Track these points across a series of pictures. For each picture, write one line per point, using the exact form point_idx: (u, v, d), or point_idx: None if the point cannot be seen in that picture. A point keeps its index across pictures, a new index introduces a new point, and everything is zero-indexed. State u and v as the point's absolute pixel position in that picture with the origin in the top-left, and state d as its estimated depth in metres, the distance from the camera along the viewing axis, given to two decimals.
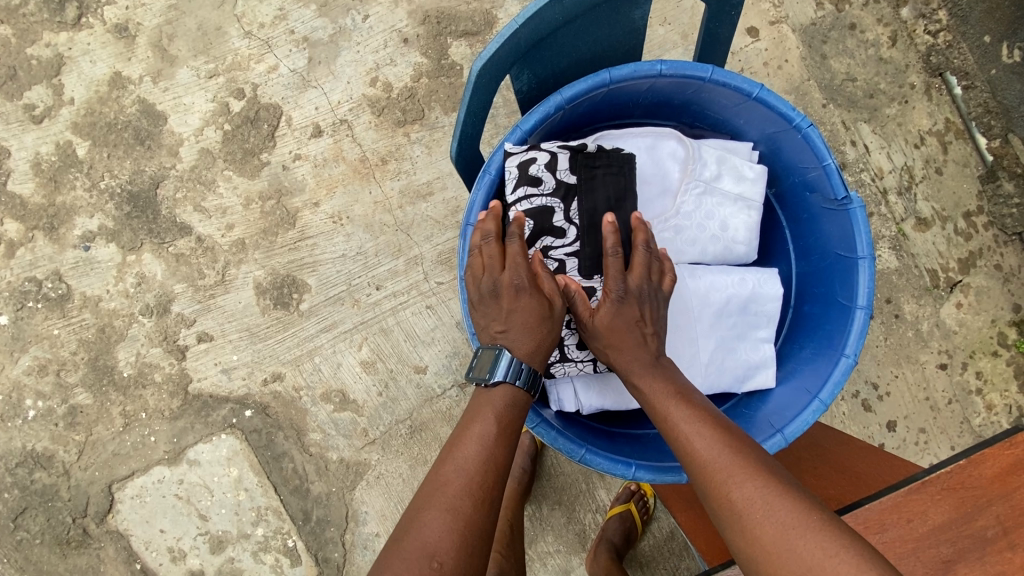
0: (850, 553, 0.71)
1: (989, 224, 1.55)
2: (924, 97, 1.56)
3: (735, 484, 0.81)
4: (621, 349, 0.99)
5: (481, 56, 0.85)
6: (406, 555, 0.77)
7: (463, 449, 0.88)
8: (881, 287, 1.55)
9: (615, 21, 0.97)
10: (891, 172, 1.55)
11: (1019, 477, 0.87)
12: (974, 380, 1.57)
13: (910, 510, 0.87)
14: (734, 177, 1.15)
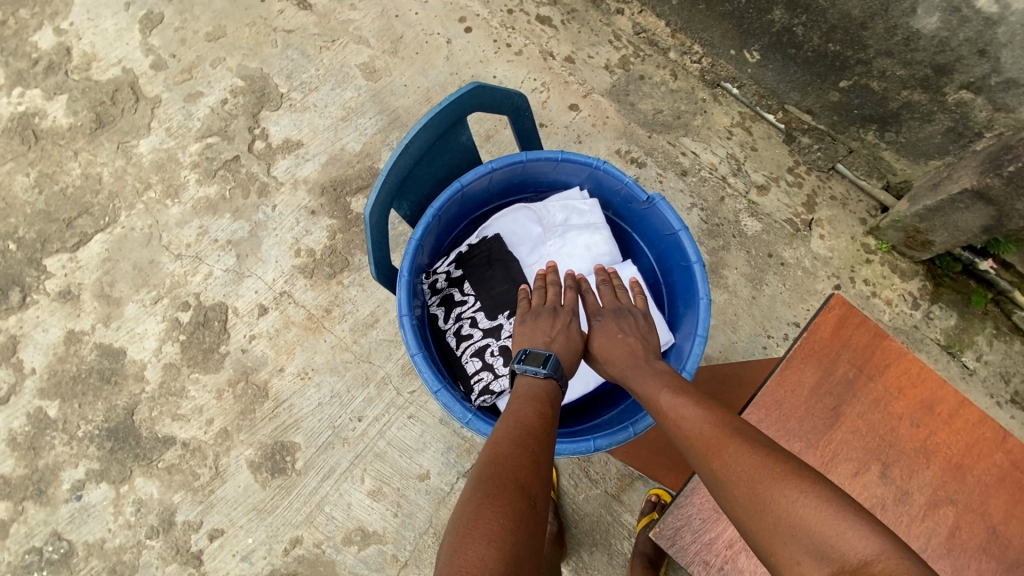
0: (813, 500, 0.78)
1: (809, 170, 1.94)
2: (716, 104, 2.02)
3: (719, 454, 0.90)
4: (619, 368, 1.18)
5: (368, 207, 1.11)
6: (503, 481, 0.88)
7: (524, 415, 1.04)
8: (759, 247, 1.88)
9: (450, 147, 1.26)
10: (720, 162, 1.96)
11: (849, 325, 0.95)
12: (865, 288, 1.87)
13: (790, 382, 0.93)
14: (578, 214, 1.41)
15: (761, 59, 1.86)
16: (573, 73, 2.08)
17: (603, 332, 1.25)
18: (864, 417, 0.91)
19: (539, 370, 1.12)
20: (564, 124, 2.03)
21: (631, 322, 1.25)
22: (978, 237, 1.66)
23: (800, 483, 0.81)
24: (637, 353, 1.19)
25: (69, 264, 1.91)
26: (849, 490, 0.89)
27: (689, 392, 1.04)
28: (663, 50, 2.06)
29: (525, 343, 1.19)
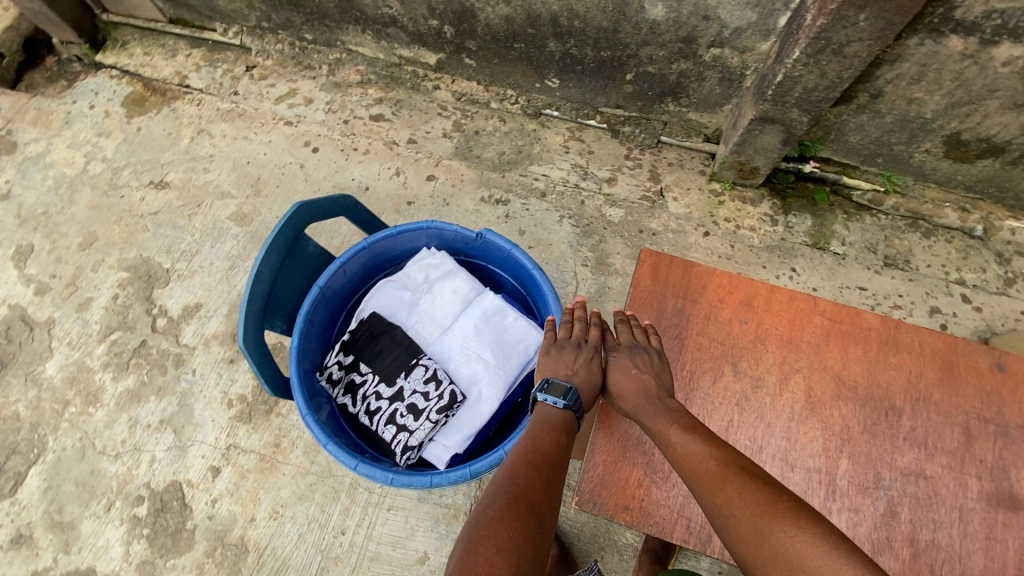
0: (812, 539, 0.81)
1: (642, 150, 2.26)
2: (546, 129, 2.32)
3: (724, 489, 0.90)
4: (631, 404, 1.06)
5: (240, 341, 1.17)
6: (518, 503, 0.95)
7: (543, 448, 1.08)
8: (631, 227, 2.16)
9: (299, 259, 1.36)
10: (569, 173, 2.25)
11: (662, 270, 1.14)
12: (728, 225, 2.15)
13: (640, 330, 1.11)
14: (432, 267, 1.48)
15: (559, 83, 2.20)
16: (420, 150, 2.32)
17: (617, 366, 1.12)
18: (703, 332, 1.09)
19: (558, 400, 1.16)
20: (428, 195, 2.24)
21: (648, 359, 1.06)
22: (784, 149, 1.92)
23: (800, 519, 0.84)
24: (653, 390, 1.04)
25: (11, 509, 1.87)
26: (714, 396, 1.05)
27: (700, 428, 0.99)
28: (485, 104, 2.36)
29: (547, 373, 1.22)
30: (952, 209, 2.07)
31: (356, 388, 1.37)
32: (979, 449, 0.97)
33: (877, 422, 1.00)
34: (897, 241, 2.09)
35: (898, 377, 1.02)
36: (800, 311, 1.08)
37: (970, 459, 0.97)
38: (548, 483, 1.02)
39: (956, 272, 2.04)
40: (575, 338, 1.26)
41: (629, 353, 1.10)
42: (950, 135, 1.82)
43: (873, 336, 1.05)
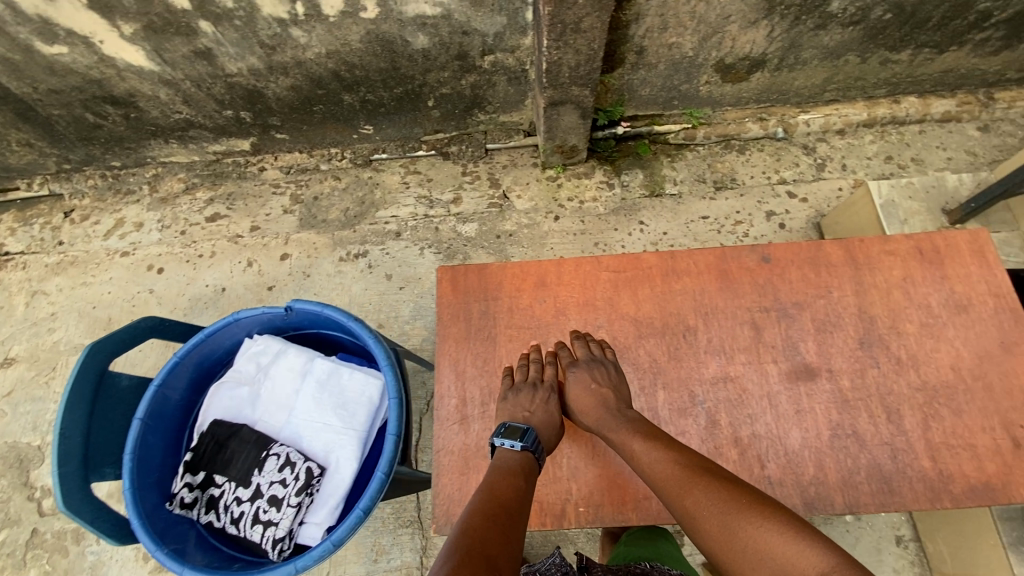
0: (775, 528, 0.83)
1: (475, 161, 2.34)
2: (380, 172, 2.35)
3: (689, 493, 0.94)
4: (592, 420, 1.13)
5: (57, 505, 1.14)
6: (495, 515, 0.89)
7: (502, 493, 0.95)
8: (490, 234, 2.24)
9: (112, 399, 1.35)
10: (415, 205, 2.29)
11: (459, 282, 1.30)
12: (573, 202, 2.29)
13: (460, 338, 1.26)
14: (259, 354, 1.46)
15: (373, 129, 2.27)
16: (266, 234, 2.30)
17: (576, 383, 1.15)
18: (508, 324, 1.27)
19: (514, 445, 1.06)
20: (287, 274, 2.23)
21: (604, 373, 1.14)
22: (586, 121, 2.06)
23: (763, 510, 0.87)
24: (611, 403, 1.12)
25: None
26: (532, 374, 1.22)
27: (660, 438, 1.06)
28: (315, 169, 2.37)
29: (502, 417, 1.13)
30: (752, 121, 2.28)
31: (215, 500, 1.34)
32: (760, 335, 1.20)
33: (678, 345, 1.21)
34: (719, 165, 2.28)
35: (683, 298, 1.24)
36: (591, 275, 1.30)
37: (760, 348, 1.19)
38: (524, 499, 0.96)
39: (777, 173, 2.25)
40: (530, 380, 1.17)
41: (588, 372, 1.15)
42: (717, 63, 2.02)
43: (655, 274, 1.27)
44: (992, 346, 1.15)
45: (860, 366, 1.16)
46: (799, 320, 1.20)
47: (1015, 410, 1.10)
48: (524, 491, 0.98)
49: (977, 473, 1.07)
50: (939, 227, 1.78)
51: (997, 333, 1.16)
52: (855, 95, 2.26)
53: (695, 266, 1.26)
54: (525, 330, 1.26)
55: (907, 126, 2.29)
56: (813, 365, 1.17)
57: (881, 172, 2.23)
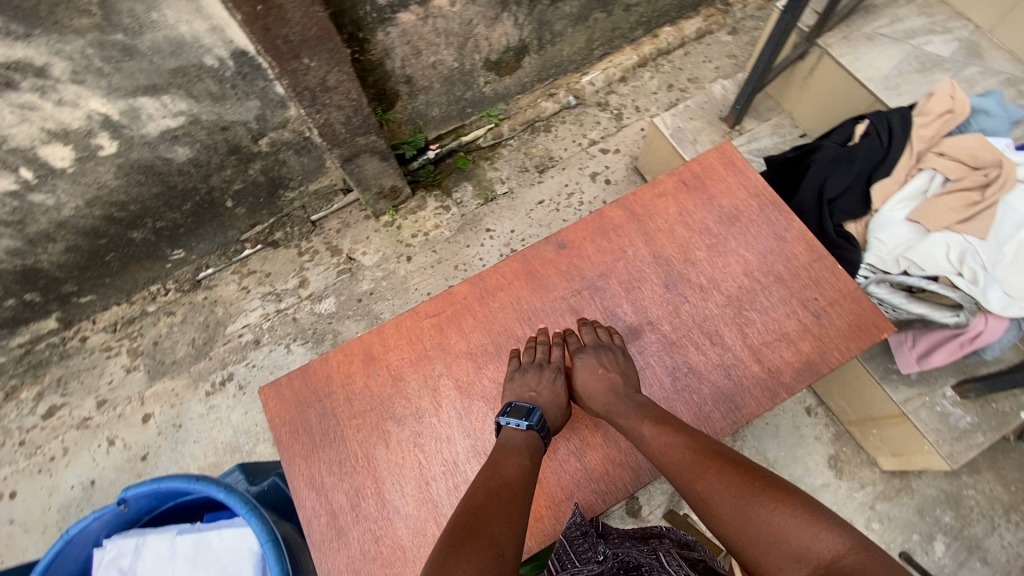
0: (791, 513, 0.81)
1: (306, 238, 2.25)
2: (214, 287, 2.21)
3: (702, 477, 0.91)
4: (602, 404, 1.08)
5: None
6: (496, 503, 0.84)
7: (506, 475, 0.91)
8: (350, 300, 2.15)
9: None
10: (264, 305, 2.17)
11: (285, 399, 1.20)
12: (418, 236, 2.26)
13: (306, 455, 1.16)
14: (115, 558, 1.25)
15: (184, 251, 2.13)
16: (116, 403, 2.07)
17: (585, 369, 1.11)
18: (350, 419, 1.18)
19: (520, 424, 1.02)
20: (156, 433, 2.03)
21: (613, 356, 1.10)
22: (390, 162, 2.04)
23: (777, 495, 0.84)
24: (620, 386, 1.08)
25: None
26: (392, 459, 1.14)
27: (670, 421, 1.01)
28: (143, 313, 2.18)
29: (509, 396, 1.09)
30: (545, 100, 2.41)
31: None
32: (582, 317, 1.21)
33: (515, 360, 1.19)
34: (535, 150, 2.39)
35: (504, 314, 1.22)
36: (415, 330, 1.24)
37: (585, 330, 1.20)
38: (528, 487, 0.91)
39: (585, 137, 2.40)
40: (537, 359, 1.12)
41: (597, 354, 1.11)
42: (485, 62, 2.10)
43: (471, 303, 1.24)
44: (768, 241, 1.23)
45: (673, 308, 1.19)
46: (608, 288, 1.22)
47: (806, 288, 1.18)
48: (520, 474, 0.92)
49: (798, 356, 1.14)
50: (724, 135, 1.96)
51: (768, 228, 1.24)
52: (620, 43, 2.45)
53: (502, 279, 1.25)
54: (368, 413, 1.18)
55: (673, 54, 2.51)
56: (635, 324, 1.19)
57: (669, 101, 2.44)
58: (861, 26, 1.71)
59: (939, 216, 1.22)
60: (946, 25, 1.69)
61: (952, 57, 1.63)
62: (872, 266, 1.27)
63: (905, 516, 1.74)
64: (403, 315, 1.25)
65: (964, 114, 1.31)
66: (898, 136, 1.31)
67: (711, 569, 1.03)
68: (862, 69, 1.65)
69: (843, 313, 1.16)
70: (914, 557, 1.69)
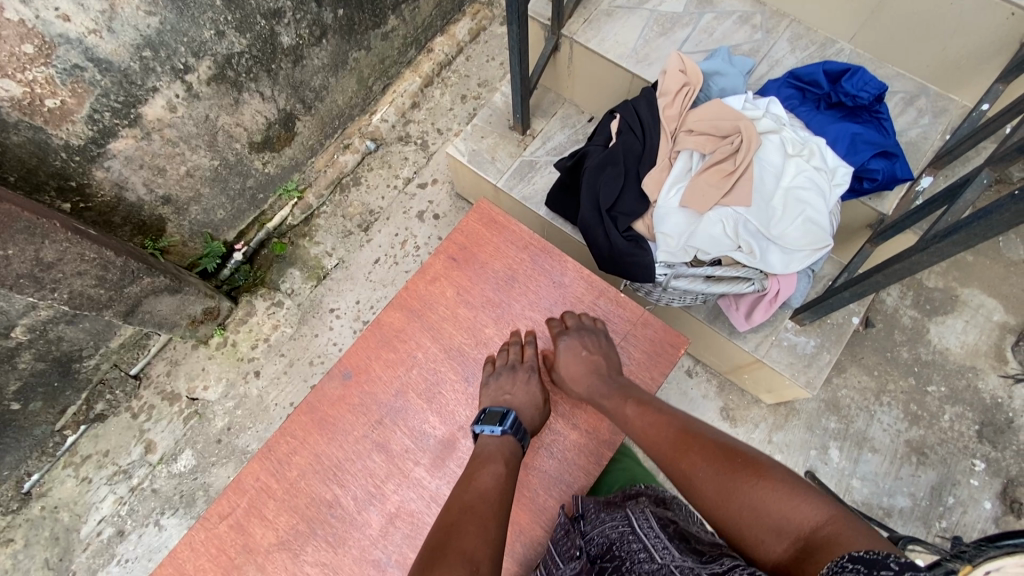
0: (772, 486, 0.87)
1: (136, 397, 1.99)
2: (49, 493, 1.90)
3: (687, 455, 0.98)
4: (584, 385, 1.17)
5: None
6: (466, 511, 0.88)
7: (483, 485, 0.94)
8: (208, 444, 1.94)
9: None
10: (114, 490, 1.90)
11: None
12: (258, 347, 2.05)
13: None
14: None
15: None
16: None
17: (567, 350, 1.20)
18: None
19: (496, 429, 1.07)
20: None
21: (596, 339, 1.20)
22: (186, 289, 1.80)
23: (758, 469, 0.90)
24: (601, 368, 1.18)
25: None
26: None
27: (653, 405, 1.09)
28: None
29: (487, 402, 1.14)
30: (341, 154, 2.23)
31: None
32: (391, 449, 1.17)
33: (331, 530, 1.12)
34: (352, 209, 2.22)
35: (306, 480, 1.14)
36: (211, 542, 1.12)
37: (397, 462, 1.16)
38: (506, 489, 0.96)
39: (398, 177, 2.25)
40: (512, 362, 1.19)
41: (573, 339, 1.21)
42: (251, 146, 1.88)
43: (265, 484, 1.15)
44: (551, 292, 1.30)
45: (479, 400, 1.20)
46: (408, 406, 1.20)
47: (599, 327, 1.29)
48: (489, 477, 0.97)
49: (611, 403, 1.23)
50: (519, 143, 1.89)
51: (544, 281, 1.31)
52: (397, 70, 2.30)
53: (297, 436, 1.17)
54: None
55: (456, 62, 2.40)
56: (443, 434, 1.18)
57: (468, 113, 2.33)
58: (597, 3, 1.68)
59: (707, 196, 1.22)
60: None
61: (687, 11, 1.64)
62: (666, 263, 1.26)
63: (800, 437, 1.83)
64: (194, 530, 1.13)
65: (699, 83, 1.31)
66: (649, 126, 1.31)
67: (681, 530, 0.97)
68: (611, 47, 1.63)
69: (638, 344, 1.27)
70: (817, 471, 1.79)
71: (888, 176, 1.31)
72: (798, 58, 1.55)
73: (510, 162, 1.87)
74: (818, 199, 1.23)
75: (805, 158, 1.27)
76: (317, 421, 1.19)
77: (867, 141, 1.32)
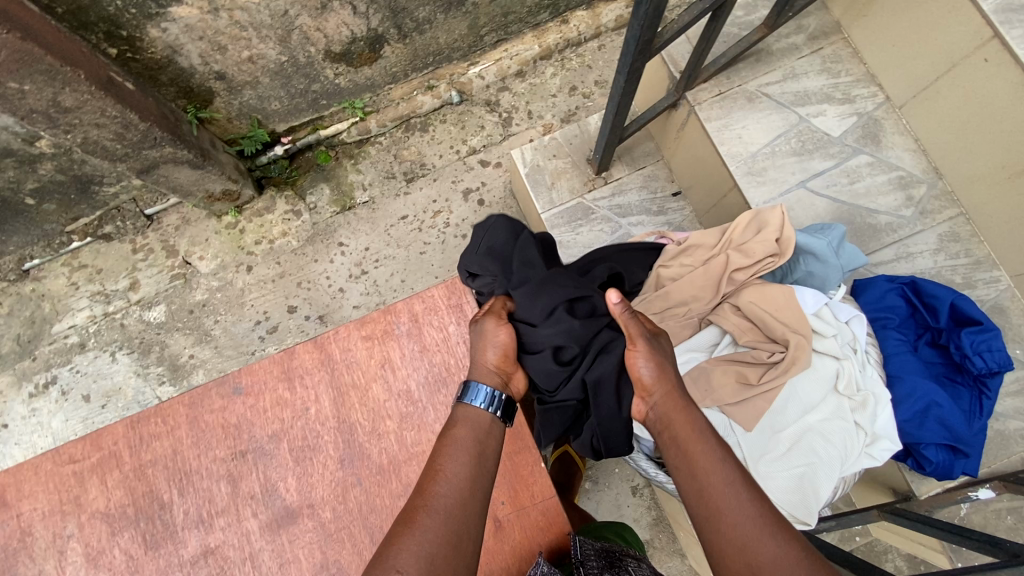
0: (789, 553, 0.69)
1: (141, 235, 2.06)
2: (42, 281, 2.05)
3: (705, 469, 0.76)
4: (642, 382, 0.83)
5: None
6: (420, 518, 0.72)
7: (443, 491, 0.75)
8: (180, 310, 2.00)
9: None
10: (93, 307, 2.02)
11: None
12: (260, 245, 2.03)
13: None
14: None
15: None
16: None
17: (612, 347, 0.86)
18: None
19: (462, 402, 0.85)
20: None
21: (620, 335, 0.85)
22: (207, 168, 1.76)
23: (783, 529, 0.71)
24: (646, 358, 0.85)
25: None
26: None
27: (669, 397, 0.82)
28: None
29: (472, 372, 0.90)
30: (421, 93, 2.05)
31: None
32: (235, 490, 0.93)
33: (153, 530, 0.93)
34: (405, 153, 2.08)
35: (118, 490, 0.95)
36: (17, 471, 0.98)
37: (238, 504, 0.93)
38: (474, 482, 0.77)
39: (464, 143, 2.07)
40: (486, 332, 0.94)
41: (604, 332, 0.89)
42: (326, 55, 1.75)
43: (87, 470, 0.96)
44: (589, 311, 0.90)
45: (338, 492, 0.91)
46: (277, 455, 0.94)
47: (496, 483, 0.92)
48: (452, 477, 0.76)
49: None
50: (587, 181, 1.64)
51: None
52: (519, 28, 2.03)
53: (166, 423, 0.96)
54: None
55: (585, 46, 2.10)
56: (295, 506, 0.92)
57: (568, 108, 2.06)
58: (746, 79, 1.36)
59: (710, 390, 1.01)
60: (850, 92, 1.33)
61: (841, 140, 1.30)
62: None
63: None
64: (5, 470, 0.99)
65: (786, 258, 1.04)
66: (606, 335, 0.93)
67: None
68: (731, 140, 1.33)
69: (527, 521, 0.90)
70: None
71: (938, 471, 1.05)
72: (936, 264, 1.22)
73: (566, 198, 1.64)
74: (833, 462, 0.99)
75: (851, 405, 1.02)
76: (157, 409, 0.97)
77: (943, 421, 1.04)
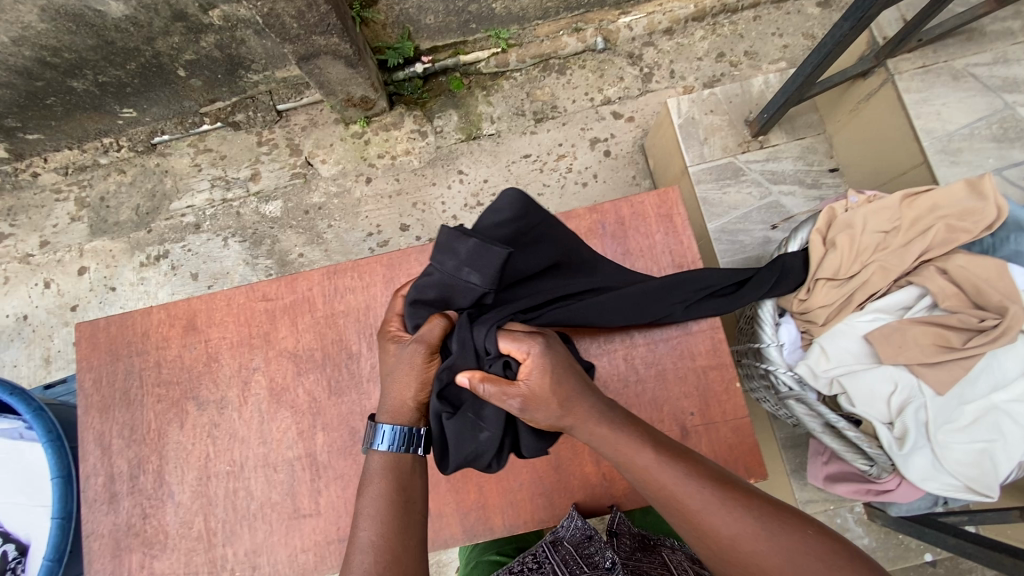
0: (787, 538, 0.71)
1: (268, 129, 2.08)
2: (167, 157, 2.09)
3: (682, 495, 0.75)
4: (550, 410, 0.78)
5: None
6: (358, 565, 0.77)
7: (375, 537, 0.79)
8: (295, 209, 2.03)
9: None
10: (213, 191, 2.06)
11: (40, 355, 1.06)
12: (381, 159, 2.05)
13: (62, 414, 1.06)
14: None
15: (137, 111, 1.99)
16: (58, 250, 2.07)
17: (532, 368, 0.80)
18: (94, 376, 1.00)
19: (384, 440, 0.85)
20: (88, 290, 2.04)
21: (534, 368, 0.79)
22: (358, 70, 1.77)
23: (769, 516, 0.73)
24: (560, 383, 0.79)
25: None
26: (129, 444, 0.98)
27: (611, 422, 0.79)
28: (97, 165, 2.10)
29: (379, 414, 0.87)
30: (567, 35, 2.02)
31: None
32: None
33: (338, 376, 0.95)
34: (539, 93, 2.06)
35: (306, 334, 0.97)
36: (207, 301, 1.00)
37: None
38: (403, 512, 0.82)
39: (600, 93, 2.04)
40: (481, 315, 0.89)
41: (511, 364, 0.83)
42: None
43: (279, 311, 0.98)
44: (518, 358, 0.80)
45: None
46: None
47: (689, 397, 1.01)
48: (373, 521, 0.80)
49: None
50: (740, 143, 1.60)
51: None
52: None
53: (362, 278, 0.98)
54: (112, 391, 0.99)
55: (740, 14, 2.04)
56: None
57: (712, 74, 2.02)
58: (952, 56, 1.31)
59: (906, 347, 1.00)
60: None
61: None
62: (802, 378, 1.07)
63: None
64: (195, 297, 1.01)
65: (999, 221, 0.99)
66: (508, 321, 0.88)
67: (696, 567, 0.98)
68: (928, 116, 1.28)
69: (717, 436, 0.99)
70: None
71: None
72: None
73: (718, 155, 1.60)
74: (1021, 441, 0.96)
75: None
76: (353, 262, 0.98)
77: None
